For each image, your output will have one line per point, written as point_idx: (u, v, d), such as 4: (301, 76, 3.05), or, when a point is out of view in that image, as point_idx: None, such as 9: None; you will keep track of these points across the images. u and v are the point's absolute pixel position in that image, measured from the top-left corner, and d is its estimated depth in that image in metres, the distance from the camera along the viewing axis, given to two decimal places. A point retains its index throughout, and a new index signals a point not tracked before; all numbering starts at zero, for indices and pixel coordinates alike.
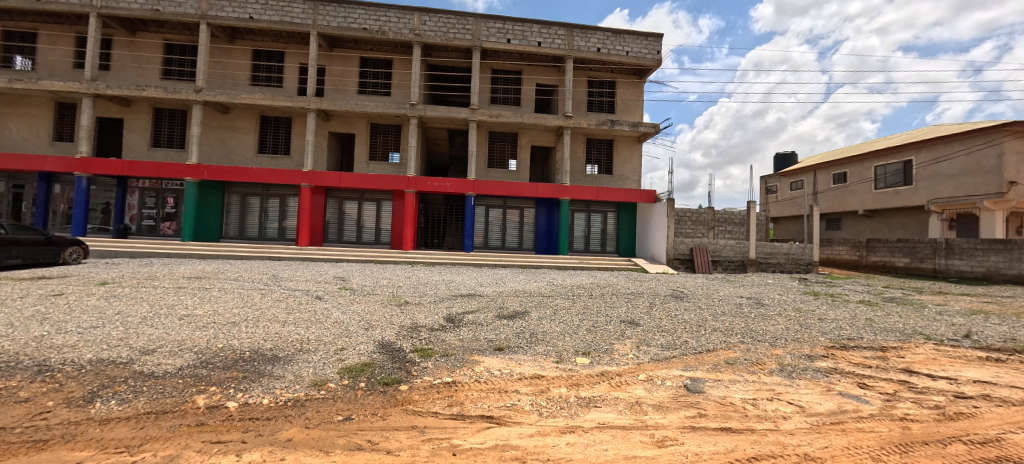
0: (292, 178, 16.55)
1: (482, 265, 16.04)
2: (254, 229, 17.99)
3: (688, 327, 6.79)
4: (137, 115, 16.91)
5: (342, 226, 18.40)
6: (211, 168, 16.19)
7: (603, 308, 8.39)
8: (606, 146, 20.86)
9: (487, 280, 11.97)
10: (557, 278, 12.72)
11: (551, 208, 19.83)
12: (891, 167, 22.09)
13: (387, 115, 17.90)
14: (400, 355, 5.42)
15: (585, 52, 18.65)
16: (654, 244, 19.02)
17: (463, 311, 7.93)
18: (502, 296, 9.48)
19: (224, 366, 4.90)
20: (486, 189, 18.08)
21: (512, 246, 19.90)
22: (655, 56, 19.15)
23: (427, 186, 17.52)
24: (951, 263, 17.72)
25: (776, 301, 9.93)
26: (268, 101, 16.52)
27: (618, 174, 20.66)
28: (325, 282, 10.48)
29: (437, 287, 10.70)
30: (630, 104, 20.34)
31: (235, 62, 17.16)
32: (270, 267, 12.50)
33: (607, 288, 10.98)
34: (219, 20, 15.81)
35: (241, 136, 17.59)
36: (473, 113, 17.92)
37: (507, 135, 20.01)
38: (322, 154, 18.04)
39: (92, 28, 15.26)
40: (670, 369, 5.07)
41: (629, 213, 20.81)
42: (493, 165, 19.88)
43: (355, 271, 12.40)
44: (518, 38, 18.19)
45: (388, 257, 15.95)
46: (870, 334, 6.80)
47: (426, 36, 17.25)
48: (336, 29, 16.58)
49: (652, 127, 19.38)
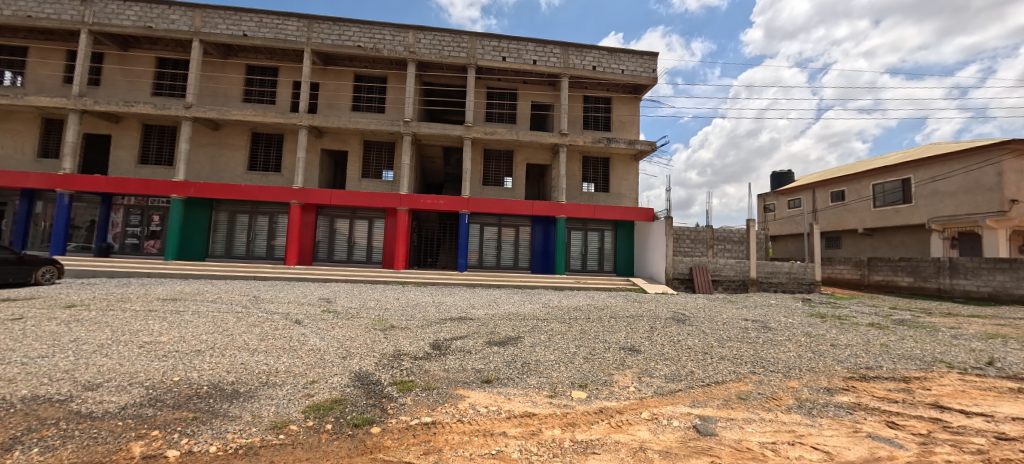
0: (281, 195, 16.14)
1: (476, 285, 15.50)
2: (242, 247, 17.47)
3: (693, 355, 6.29)
4: (125, 132, 16.62)
5: (333, 245, 17.92)
6: (197, 185, 15.75)
7: (601, 333, 7.86)
8: (602, 164, 20.67)
9: (479, 302, 11.42)
10: (553, 300, 12.19)
11: (547, 226, 19.48)
12: (889, 185, 21.97)
13: (381, 132, 17.69)
14: (376, 389, 4.87)
15: (580, 70, 18.69)
16: (652, 263, 18.58)
17: (451, 336, 7.40)
18: (494, 320, 8.93)
19: (174, 405, 4.35)
20: (481, 207, 17.70)
21: (508, 265, 19.41)
22: (651, 75, 19.19)
23: (421, 203, 17.13)
24: (956, 282, 17.36)
25: (783, 324, 9.43)
26: (260, 117, 16.32)
27: (615, 192, 20.42)
28: (308, 304, 9.90)
29: (426, 309, 10.14)
30: (626, 122, 20.30)
31: (227, 79, 17.05)
32: (253, 288, 11.93)
33: (605, 310, 10.45)
34: (213, 37, 15.75)
35: (232, 153, 17.28)
36: (468, 130, 17.75)
37: (503, 152, 19.83)
38: (314, 171, 17.74)
39: (83, 44, 15.13)
40: (676, 406, 4.54)
41: (626, 232, 20.46)
42: (488, 182, 19.59)
43: (342, 292, 11.84)
44: (513, 56, 18.22)
45: (378, 276, 15.40)
46: (889, 363, 6.30)
47: (420, 53, 17.24)
48: (330, 46, 16.54)
49: (649, 144, 19.24)
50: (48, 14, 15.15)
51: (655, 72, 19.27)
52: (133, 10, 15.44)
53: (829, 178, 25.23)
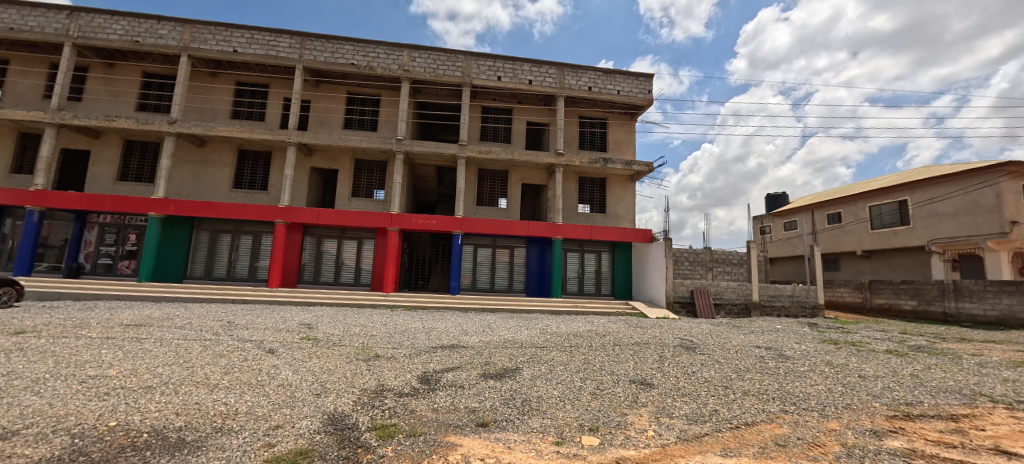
0: (266, 214, 15.44)
1: (469, 309, 14.72)
2: (223, 268, 16.59)
3: (713, 390, 5.60)
4: (105, 148, 15.99)
5: (319, 266, 17.12)
6: (177, 203, 15.01)
7: (607, 363, 7.16)
8: (599, 185, 20.38)
9: (472, 328, 10.65)
10: (551, 325, 11.47)
11: (542, 248, 18.96)
12: (885, 207, 21.94)
13: (373, 150, 17.27)
14: (352, 436, 4.11)
15: (576, 90, 18.64)
16: (652, 285, 18.00)
17: (442, 367, 6.65)
18: (489, 348, 8.17)
19: (100, 459, 3.56)
20: (474, 227, 17.14)
21: (502, 288, 18.68)
22: (646, 96, 19.22)
23: (412, 223, 16.54)
24: (961, 306, 17.01)
25: (799, 353, 8.81)
26: (248, 134, 15.85)
27: (612, 213, 20.05)
28: (286, 331, 9.09)
29: (415, 336, 9.38)
30: (622, 143, 20.18)
31: (215, 96, 16.73)
32: (230, 312, 11.08)
33: (608, 337, 9.74)
34: (202, 52, 15.46)
35: (217, 170, 16.68)
36: (463, 149, 17.39)
37: (497, 172, 19.47)
38: (303, 189, 17.15)
39: (66, 57, 14.75)
40: (707, 455, 3.85)
41: (624, 253, 19.96)
42: (482, 202, 19.11)
43: (325, 317, 11.02)
44: (508, 75, 18.14)
45: (366, 300, 14.57)
46: (929, 397, 5.69)
47: (415, 71, 17.09)
48: (322, 63, 16.34)
49: (646, 165, 19.03)
50: (31, 26, 14.76)
51: (651, 93, 19.29)
52: (120, 24, 15.14)
53: (824, 200, 25.28)
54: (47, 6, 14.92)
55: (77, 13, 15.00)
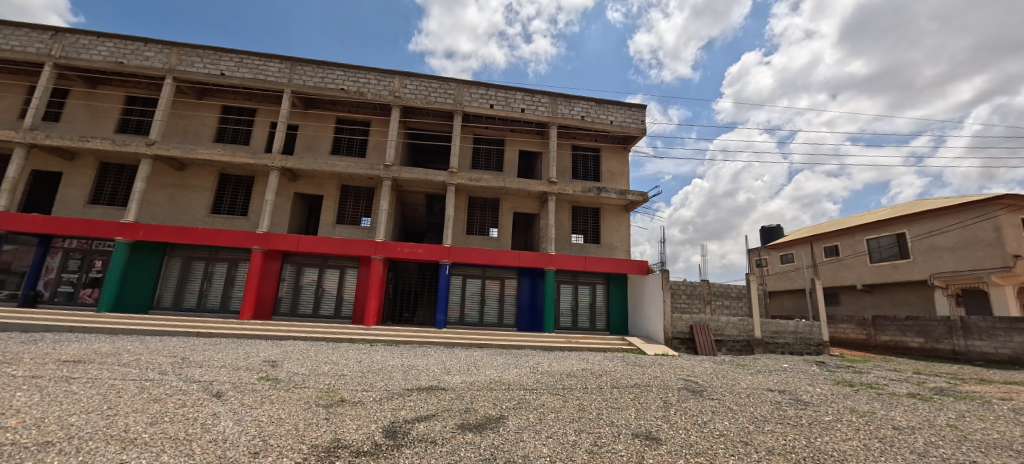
0: (242, 240, 14.62)
1: (455, 345, 13.67)
2: (193, 299, 15.51)
3: (735, 449, 4.70)
4: (79, 170, 15.34)
5: (297, 297, 16.10)
6: (148, 228, 14.10)
7: (606, 411, 6.26)
8: (592, 215, 19.91)
9: (456, 366, 9.67)
10: (543, 364, 10.53)
11: (534, 279, 18.19)
12: (883, 240, 21.76)
13: (360, 176, 16.81)
14: None
15: (568, 119, 18.62)
16: (649, 320, 17.14)
17: (415, 416, 5.69)
18: (471, 391, 7.23)
19: None
20: (463, 257, 16.41)
21: (492, 322, 17.68)
22: (639, 126, 19.25)
23: (397, 252, 15.77)
24: (971, 343, 16.31)
25: (817, 397, 7.98)
26: (230, 157, 15.36)
27: (606, 243, 19.47)
28: (245, 370, 8.05)
29: (391, 375, 8.38)
30: (615, 173, 20.01)
31: (200, 119, 16.57)
32: (188, 347, 9.97)
33: (605, 378, 8.82)
34: (188, 74, 15.45)
35: (195, 195, 16.01)
36: (453, 176, 16.97)
37: (489, 201, 18.99)
38: (285, 215, 16.46)
39: (46, 77, 14.46)
40: None
41: (619, 286, 19.21)
42: (472, 232, 18.47)
43: (295, 354, 9.99)
44: (501, 103, 18.09)
45: (344, 334, 13.48)
46: (982, 456, 4.88)
47: (405, 98, 17.01)
48: (311, 88, 16.30)
49: (640, 195, 18.68)
50: (13, 46, 14.58)
51: (643, 123, 19.33)
52: (106, 45, 15.11)
53: (822, 233, 25.10)
54: (32, 26, 14.82)
55: (63, 34, 14.95)
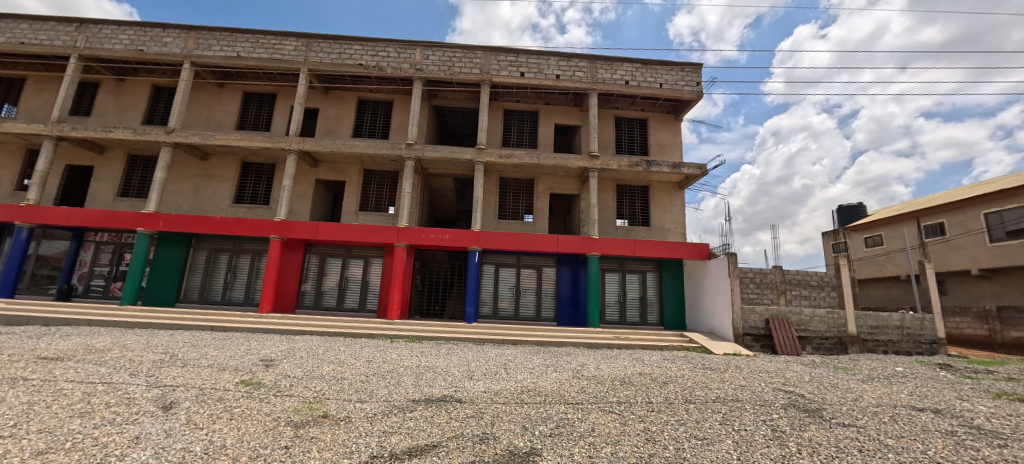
0: (260, 229, 13.76)
1: (485, 341, 12.01)
2: (218, 291, 14.94)
3: None
4: (108, 163, 15.28)
5: (321, 290, 15.18)
6: (167, 218, 13.46)
7: (689, 446, 4.19)
8: (639, 194, 17.48)
9: (484, 368, 8.01)
10: (589, 366, 8.57)
11: (575, 267, 16.16)
12: (1006, 213, 17.53)
13: (382, 158, 15.55)
14: None
15: (610, 84, 16.33)
16: (712, 313, 14.59)
17: (409, 447, 3.96)
18: (493, 407, 5.42)
19: None
20: (494, 243, 14.67)
21: (528, 316, 15.89)
22: (694, 88, 16.58)
23: (421, 238, 14.33)
24: None
25: (1004, 426, 5.43)
26: (247, 142, 14.59)
27: (658, 226, 17.00)
28: (231, 371, 6.76)
29: (400, 380, 6.77)
30: (665, 145, 17.61)
31: (222, 106, 16.14)
32: (189, 343, 9.01)
33: (674, 387, 6.75)
34: (205, 58, 14.89)
35: (218, 185, 15.49)
36: (481, 153, 15.26)
37: (522, 182, 17.11)
38: (306, 203, 15.58)
39: (71, 68, 14.43)
40: None
41: (673, 274, 16.73)
42: (504, 216, 16.69)
43: (300, 351, 8.75)
44: (532, 71, 16.15)
45: (363, 329, 12.21)
46: None
47: (427, 70, 15.59)
48: (328, 65, 15.26)
49: (697, 168, 16.01)
50: (42, 40, 14.70)
51: (699, 85, 16.65)
52: (126, 34, 14.92)
53: (932, 205, 20.65)
54: (59, 20, 14.87)
55: (87, 25, 14.88)
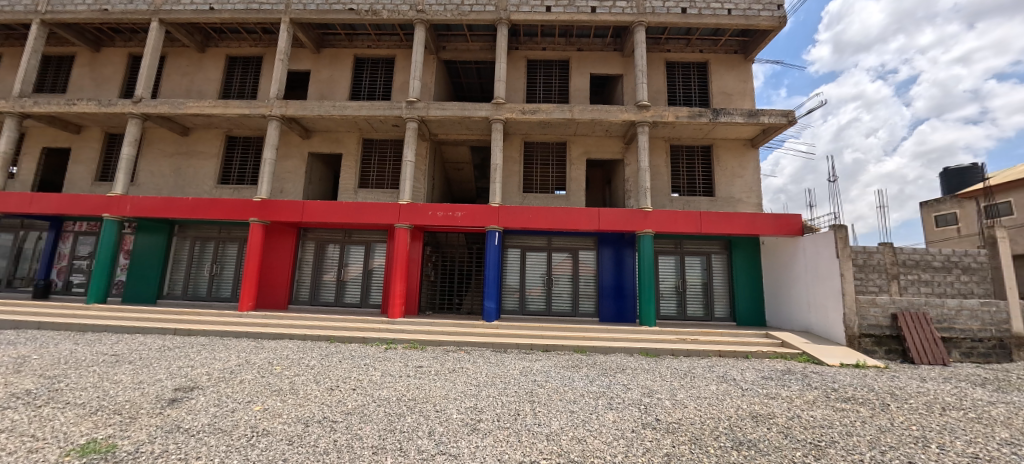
0: (238, 212, 11.55)
1: (508, 347, 9.24)
2: (205, 285, 13.06)
3: None
4: (86, 143, 13.64)
5: (318, 283, 12.97)
6: (135, 201, 11.52)
7: None
8: (700, 156, 13.89)
9: (499, 404, 5.19)
10: (662, 399, 5.52)
11: (620, 250, 12.99)
12: None
13: (381, 123, 12.88)
14: None
15: (663, 13, 12.71)
16: (808, 306, 11.07)
17: None
18: None
19: None
20: (518, 220, 11.73)
21: (564, 311, 12.99)
22: (774, 13, 12.64)
23: (428, 217, 11.63)
24: None
25: None
26: (222, 108, 12.31)
27: (725, 195, 13.42)
28: (103, 417, 4.36)
29: (357, 437, 4.07)
30: (732, 93, 13.85)
31: (204, 73, 14.05)
32: (115, 358, 6.83)
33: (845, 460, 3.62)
34: (175, 14, 12.70)
35: (201, 163, 13.49)
36: (498, 109, 12.23)
37: (551, 147, 13.99)
38: (298, 182, 13.36)
39: (32, 36, 12.70)
40: None
41: (746, 255, 13.21)
42: (530, 189, 13.67)
43: (247, 372, 6.32)
44: (562, 3, 12.78)
45: (354, 332, 9.75)
46: None
47: (431, 11, 12.63)
48: (313, 12, 12.64)
49: (782, 115, 12.19)
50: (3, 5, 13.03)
51: (782, 8, 12.68)
52: None
53: None
54: None
55: None
